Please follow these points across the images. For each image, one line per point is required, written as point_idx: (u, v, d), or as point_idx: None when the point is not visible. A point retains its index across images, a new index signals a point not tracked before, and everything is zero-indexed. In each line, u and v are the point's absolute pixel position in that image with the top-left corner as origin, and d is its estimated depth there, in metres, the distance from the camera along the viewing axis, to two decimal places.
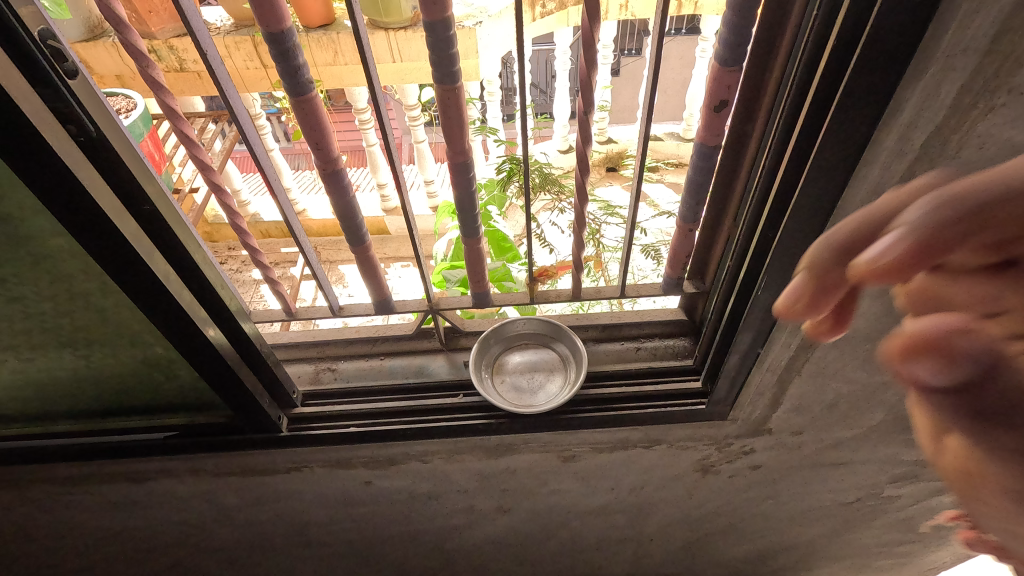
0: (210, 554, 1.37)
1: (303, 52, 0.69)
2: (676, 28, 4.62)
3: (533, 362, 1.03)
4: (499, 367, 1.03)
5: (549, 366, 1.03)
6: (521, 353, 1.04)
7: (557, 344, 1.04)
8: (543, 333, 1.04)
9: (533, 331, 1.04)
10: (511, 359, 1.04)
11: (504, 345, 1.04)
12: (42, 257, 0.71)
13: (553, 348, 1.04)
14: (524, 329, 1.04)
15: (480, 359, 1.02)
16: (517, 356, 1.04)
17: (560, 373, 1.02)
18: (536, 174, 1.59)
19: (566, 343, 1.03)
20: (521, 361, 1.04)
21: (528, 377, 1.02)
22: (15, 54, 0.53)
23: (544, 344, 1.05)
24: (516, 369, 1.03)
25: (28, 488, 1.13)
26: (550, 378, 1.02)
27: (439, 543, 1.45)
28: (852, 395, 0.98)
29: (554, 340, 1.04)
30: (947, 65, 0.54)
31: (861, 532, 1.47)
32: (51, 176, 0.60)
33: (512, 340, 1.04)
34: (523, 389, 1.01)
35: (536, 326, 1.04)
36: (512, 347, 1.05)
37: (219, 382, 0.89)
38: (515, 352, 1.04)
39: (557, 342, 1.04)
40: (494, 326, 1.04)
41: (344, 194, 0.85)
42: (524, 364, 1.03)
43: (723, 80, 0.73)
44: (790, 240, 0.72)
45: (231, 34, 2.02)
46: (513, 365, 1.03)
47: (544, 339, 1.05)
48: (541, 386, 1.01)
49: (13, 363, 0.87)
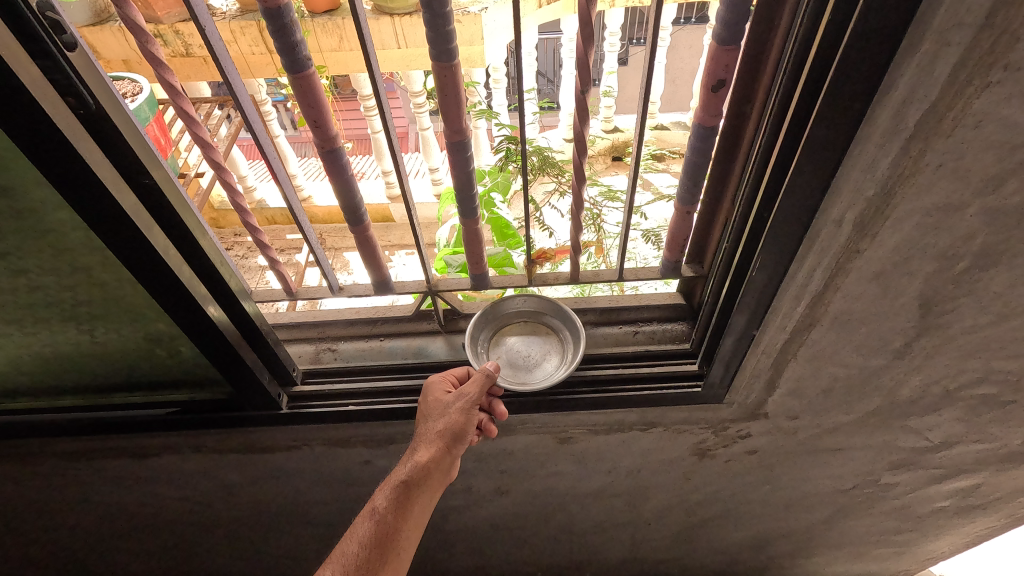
0: (213, 532, 1.40)
1: (301, 28, 0.69)
2: (686, 16, 4.56)
3: (530, 341, 1.02)
4: (494, 344, 1.01)
5: (546, 346, 1.01)
6: (517, 333, 1.02)
7: (555, 324, 1.02)
8: (542, 314, 1.03)
9: (532, 311, 1.03)
10: (508, 338, 1.02)
11: (501, 322, 1.03)
12: (46, 229, 0.72)
13: (551, 329, 1.03)
14: (522, 308, 1.03)
15: (477, 334, 1.00)
16: (513, 335, 1.02)
17: (557, 353, 1.00)
18: (535, 156, 1.57)
19: (564, 325, 1.02)
20: (518, 341, 1.02)
21: (523, 356, 1.00)
22: (14, 26, 0.54)
23: (541, 325, 1.03)
24: (512, 347, 1.01)
25: (35, 462, 1.16)
26: (547, 357, 1.00)
27: (437, 523, 1.47)
28: (848, 380, 0.98)
29: (552, 321, 1.03)
30: (941, 40, 0.54)
31: (857, 520, 1.48)
32: (53, 149, 0.61)
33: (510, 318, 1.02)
34: (518, 366, 0.99)
35: (534, 306, 1.03)
36: (509, 326, 1.03)
37: (220, 359, 0.91)
38: (513, 332, 1.03)
39: (555, 323, 1.02)
40: (492, 303, 1.02)
41: (343, 173, 0.86)
42: (521, 343, 1.01)
43: (720, 60, 0.70)
44: (785, 220, 0.72)
45: (236, 20, 2.03)
46: (508, 343, 1.01)
47: (542, 320, 1.03)
48: (538, 364, 0.99)
49: (18, 337, 0.89)
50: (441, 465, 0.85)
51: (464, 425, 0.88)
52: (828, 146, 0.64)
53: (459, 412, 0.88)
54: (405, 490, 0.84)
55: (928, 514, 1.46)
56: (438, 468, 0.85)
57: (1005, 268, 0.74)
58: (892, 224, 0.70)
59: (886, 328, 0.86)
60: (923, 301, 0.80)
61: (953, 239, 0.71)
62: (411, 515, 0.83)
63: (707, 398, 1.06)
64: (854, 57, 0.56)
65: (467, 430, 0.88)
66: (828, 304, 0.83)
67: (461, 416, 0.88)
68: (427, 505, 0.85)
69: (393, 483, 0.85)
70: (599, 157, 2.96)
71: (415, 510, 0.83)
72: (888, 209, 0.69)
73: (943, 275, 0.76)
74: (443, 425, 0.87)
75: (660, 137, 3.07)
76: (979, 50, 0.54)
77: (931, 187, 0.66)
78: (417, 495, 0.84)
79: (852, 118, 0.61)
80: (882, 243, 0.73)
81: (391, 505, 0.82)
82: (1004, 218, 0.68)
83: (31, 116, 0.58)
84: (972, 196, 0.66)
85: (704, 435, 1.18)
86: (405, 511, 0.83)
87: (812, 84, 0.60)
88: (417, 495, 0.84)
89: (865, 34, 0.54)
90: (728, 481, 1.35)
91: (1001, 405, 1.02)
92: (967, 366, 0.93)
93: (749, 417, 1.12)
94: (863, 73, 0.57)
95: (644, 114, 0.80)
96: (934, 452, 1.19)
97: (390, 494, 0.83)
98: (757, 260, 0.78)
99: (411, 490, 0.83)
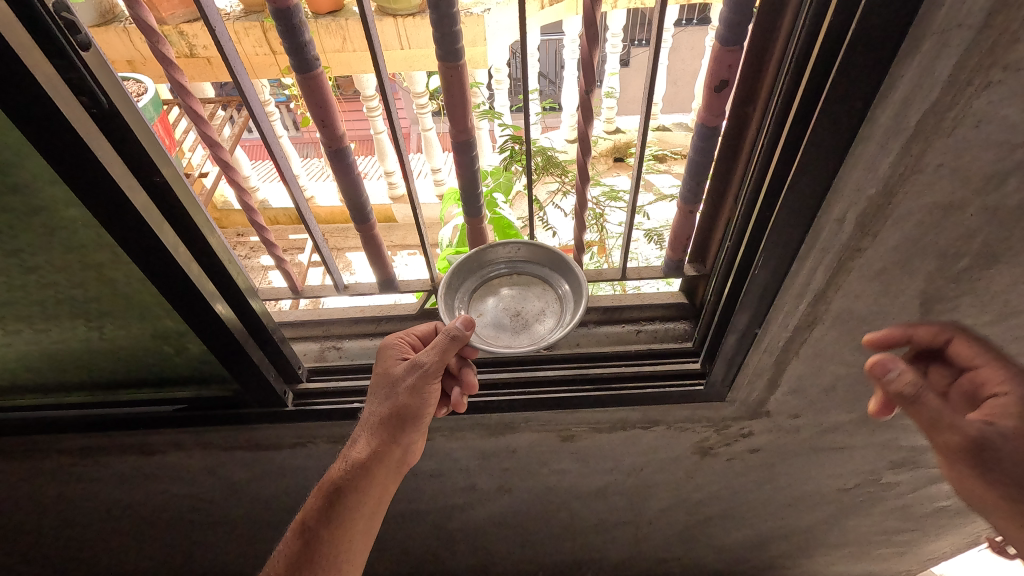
0: (218, 529, 1.41)
1: (309, 29, 0.70)
2: (688, 18, 4.58)
3: (524, 297, 0.92)
4: (481, 298, 0.92)
5: (542, 303, 0.91)
6: (511, 287, 0.93)
7: (556, 279, 0.92)
8: (540, 267, 0.93)
9: (528, 262, 0.94)
10: (498, 292, 0.93)
11: (486, 277, 0.93)
12: (58, 227, 0.73)
13: (550, 285, 0.92)
14: (518, 258, 0.94)
15: (456, 288, 0.90)
16: (506, 289, 0.93)
17: (554, 313, 0.89)
18: (539, 156, 1.58)
19: (565, 280, 0.91)
20: (511, 295, 0.92)
21: (515, 313, 0.90)
22: (30, 26, 0.55)
23: (539, 280, 0.93)
24: (502, 302, 0.92)
25: (43, 459, 1.17)
26: (541, 315, 0.89)
27: (440, 521, 1.48)
28: (849, 378, 0.99)
29: (552, 275, 0.92)
30: (942, 41, 0.55)
31: (859, 520, 1.49)
32: (66, 148, 0.62)
33: (502, 268, 0.93)
34: (507, 325, 0.89)
35: (531, 256, 0.93)
36: (502, 279, 0.94)
37: (227, 357, 0.92)
38: (505, 285, 0.93)
39: (555, 277, 0.92)
40: (478, 254, 0.92)
41: (349, 172, 0.87)
42: (513, 298, 0.92)
43: (723, 60, 0.74)
44: (788, 218, 0.73)
45: (240, 20, 2.03)
46: (499, 298, 0.92)
47: (540, 273, 0.93)
48: (529, 323, 0.89)
49: (28, 334, 0.90)
50: (374, 460, 0.86)
51: (402, 410, 0.86)
52: (830, 145, 0.64)
53: (396, 398, 0.86)
54: (336, 494, 0.86)
55: (929, 514, 1.47)
56: (371, 464, 0.86)
57: (1006, 267, 0.74)
58: (892, 224, 0.71)
59: (887, 327, 0.87)
60: (924, 299, 0.81)
61: (954, 239, 0.72)
62: (344, 519, 0.84)
63: (709, 396, 1.07)
64: (855, 57, 0.57)
65: (409, 412, 0.86)
66: (830, 303, 0.83)
67: (396, 403, 0.86)
68: (364, 504, 0.86)
69: (325, 489, 0.87)
70: (601, 158, 2.97)
71: (347, 513, 0.85)
72: (889, 208, 0.69)
73: (944, 274, 0.77)
74: (379, 416, 0.87)
75: (663, 139, 3.07)
76: (979, 51, 0.55)
77: (931, 187, 0.66)
78: (348, 497, 0.85)
79: (853, 119, 0.62)
80: (883, 242, 0.73)
81: (320, 513, 0.85)
82: (1004, 217, 0.68)
83: (45, 115, 0.59)
84: (972, 195, 0.66)
85: (706, 434, 1.19)
86: (335, 518, 0.84)
87: (813, 85, 0.62)
88: (348, 496, 0.85)
89: (866, 35, 0.55)
90: (730, 480, 1.36)
91: None
92: None
93: (751, 416, 1.13)
94: (865, 73, 0.58)
95: (647, 116, 0.81)
96: (935, 451, 1.20)
97: (320, 503, 0.86)
98: (759, 259, 0.79)
99: (343, 493, 0.85)
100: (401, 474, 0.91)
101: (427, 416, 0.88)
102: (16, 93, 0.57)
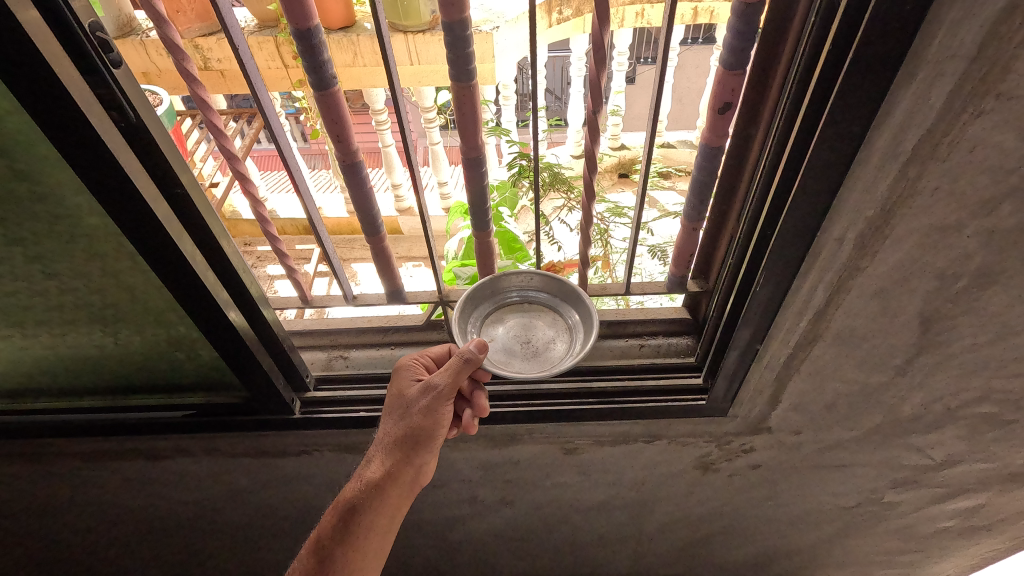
0: (221, 535, 1.42)
1: (328, 49, 0.73)
2: (694, 35, 4.64)
3: (533, 325, 0.94)
4: (492, 325, 0.93)
5: (552, 331, 0.93)
6: (522, 315, 0.95)
7: (566, 309, 0.94)
8: (552, 296, 0.95)
9: (540, 291, 0.95)
10: (508, 320, 0.94)
11: (498, 303, 0.95)
12: (81, 234, 0.76)
13: (560, 315, 0.94)
14: (530, 287, 0.96)
15: (468, 313, 0.91)
16: (514, 317, 0.95)
17: (565, 341, 0.91)
18: (546, 173, 1.60)
19: (575, 310, 0.92)
20: (520, 324, 0.94)
21: (525, 342, 0.92)
22: (65, 44, 0.58)
23: (548, 309, 0.95)
24: (511, 330, 0.93)
25: (53, 462, 1.19)
26: (551, 344, 0.91)
27: (442, 532, 1.49)
28: (850, 396, 1.00)
29: (563, 305, 0.94)
30: (936, 70, 0.57)
31: (861, 539, 1.48)
32: (94, 159, 0.65)
33: (514, 297, 0.95)
34: (517, 352, 0.91)
35: (543, 285, 0.95)
36: (512, 307, 0.95)
37: (237, 363, 0.94)
38: (514, 313, 0.95)
39: (566, 307, 0.94)
40: (491, 281, 0.94)
41: (361, 186, 0.89)
42: (523, 326, 0.94)
43: (727, 83, 0.75)
44: (788, 239, 0.75)
45: (254, 34, 2.08)
46: (508, 325, 0.94)
47: (551, 302, 0.95)
48: (539, 351, 0.91)
49: (45, 338, 0.92)
50: (387, 481, 0.87)
51: (416, 431, 0.86)
52: (828, 167, 0.67)
53: (411, 418, 0.87)
54: (350, 515, 0.87)
55: (932, 535, 1.45)
56: (386, 485, 0.87)
57: (1003, 287, 0.76)
58: (891, 244, 0.73)
59: (887, 345, 0.88)
60: (924, 318, 0.82)
61: (951, 260, 0.73)
62: (358, 538, 0.86)
63: (711, 411, 1.08)
64: (853, 82, 0.59)
65: (422, 434, 0.86)
66: (830, 320, 0.85)
67: (411, 423, 0.87)
68: (378, 523, 0.87)
69: (340, 508, 0.88)
70: (606, 174, 3.00)
71: (361, 533, 0.86)
72: (887, 228, 0.71)
73: (942, 294, 0.78)
74: (395, 436, 0.88)
75: (668, 156, 3.09)
76: (972, 80, 0.57)
77: (928, 209, 0.68)
78: (363, 516, 0.87)
79: (851, 142, 0.64)
80: (882, 262, 0.75)
81: (335, 532, 0.86)
82: (1000, 239, 0.70)
83: (77, 128, 0.62)
84: (969, 218, 0.68)
85: (708, 448, 1.20)
86: (349, 537, 0.86)
87: (813, 109, 0.64)
88: (362, 517, 0.87)
89: (862, 63, 0.58)
90: (730, 496, 1.36)
91: (1004, 425, 1.02)
92: (968, 385, 0.94)
93: (752, 431, 1.14)
94: (863, 99, 0.60)
95: (652, 135, 0.83)
96: (937, 471, 1.19)
97: (335, 523, 0.87)
98: (760, 277, 0.81)
99: (357, 513, 0.87)
100: (416, 495, 0.92)
101: (441, 438, 0.88)
102: (49, 106, 0.60)
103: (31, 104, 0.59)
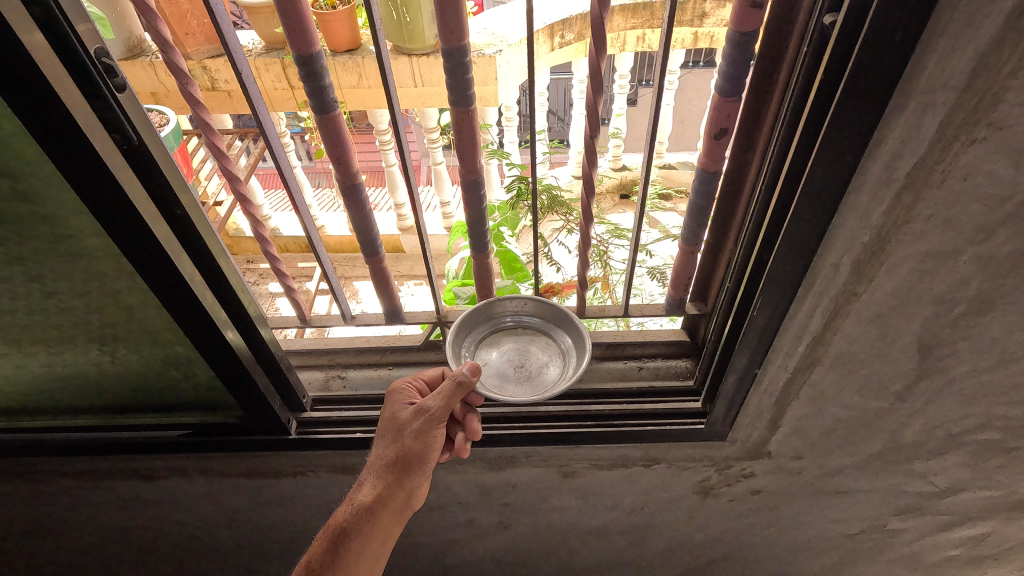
0: (216, 556, 1.40)
1: (330, 74, 0.75)
2: (694, 60, 4.73)
3: (527, 350, 0.93)
4: (485, 349, 0.93)
5: (546, 356, 0.92)
6: (516, 340, 0.95)
7: (559, 333, 0.93)
8: (545, 321, 0.95)
9: (534, 316, 0.95)
10: (503, 344, 0.94)
11: (492, 327, 0.95)
12: (81, 255, 0.76)
13: (554, 339, 0.94)
14: (524, 312, 0.96)
15: (462, 336, 0.91)
16: (509, 342, 0.94)
17: (558, 365, 0.90)
18: (546, 195, 1.61)
19: (568, 334, 0.92)
20: (514, 349, 0.93)
21: (518, 366, 0.91)
22: (71, 68, 0.59)
23: (542, 333, 0.95)
24: (505, 354, 0.93)
25: (47, 481, 1.18)
26: (545, 368, 0.91)
27: (439, 555, 1.46)
28: (850, 421, 0.99)
29: (556, 329, 0.94)
30: (927, 100, 0.58)
31: (866, 568, 1.44)
32: (94, 180, 0.65)
33: (508, 322, 0.95)
34: (510, 376, 0.90)
35: (537, 310, 0.95)
36: (507, 332, 0.95)
37: (234, 383, 0.93)
38: (508, 338, 0.95)
39: (560, 331, 0.93)
40: (485, 305, 0.94)
41: (361, 208, 0.90)
42: (517, 351, 0.93)
43: (723, 109, 0.77)
44: (786, 263, 0.75)
45: (262, 56, 2.14)
46: (503, 350, 0.93)
47: (544, 327, 0.95)
48: (533, 375, 0.90)
49: (43, 357, 0.92)
50: (378, 505, 0.86)
51: (409, 454, 0.86)
52: (823, 193, 0.67)
53: (404, 439, 0.86)
54: (341, 540, 0.86)
55: (939, 565, 1.41)
56: (379, 508, 0.86)
57: (1001, 313, 0.75)
58: (887, 269, 0.73)
59: (887, 370, 0.87)
60: (922, 343, 0.82)
61: (948, 285, 0.73)
62: (348, 562, 0.85)
63: (711, 434, 1.06)
64: (846, 110, 0.60)
65: (414, 457, 0.85)
66: (828, 345, 0.85)
67: (404, 445, 0.86)
68: (369, 547, 0.86)
69: (331, 532, 0.87)
70: (607, 196, 3.07)
71: (351, 556, 0.85)
72: (884, 254, 0.71)
73: (941, 319, 0.77)
74: (389, 458, 0.87)
75: (669, 176, 3.11)
76: (963, 110, 0.58)
77: (923, 235, 0.69)
78: (353, 540, 0.86)
79: (845, 169, 0.64)
80: (879, 286, 0.75)
81: (325, 557, 0.85)
82: (997, 265, 0.70)
83: (79, 150, 0.63)
84: (964, 244, 0.68)
85: (708, 473, 1.18)
86: (340, 562, 0.85)
87: (806, 135, 0.65)
88: (353, 540, 0.85)
89: (856, 91, 0.58)
90: (732, 521, 1.33)
91: (1008, 453, 1.00)
92: (969, 411, 0.93)
93: (752, 455, 1.13)
94: (854, 126, 0.61)
95: (652, 160, 0.83)
96: (941, 499, 1.16)
97: (325, 547, 0.86)
98: (758, 300, 0.80)
99: (348, 537, 0.86)
100: (408, 519, 0.90)
101: (432, 462, 0.87)
102: (54, 129, 0.61)
103: (34, 125, 0.60)
